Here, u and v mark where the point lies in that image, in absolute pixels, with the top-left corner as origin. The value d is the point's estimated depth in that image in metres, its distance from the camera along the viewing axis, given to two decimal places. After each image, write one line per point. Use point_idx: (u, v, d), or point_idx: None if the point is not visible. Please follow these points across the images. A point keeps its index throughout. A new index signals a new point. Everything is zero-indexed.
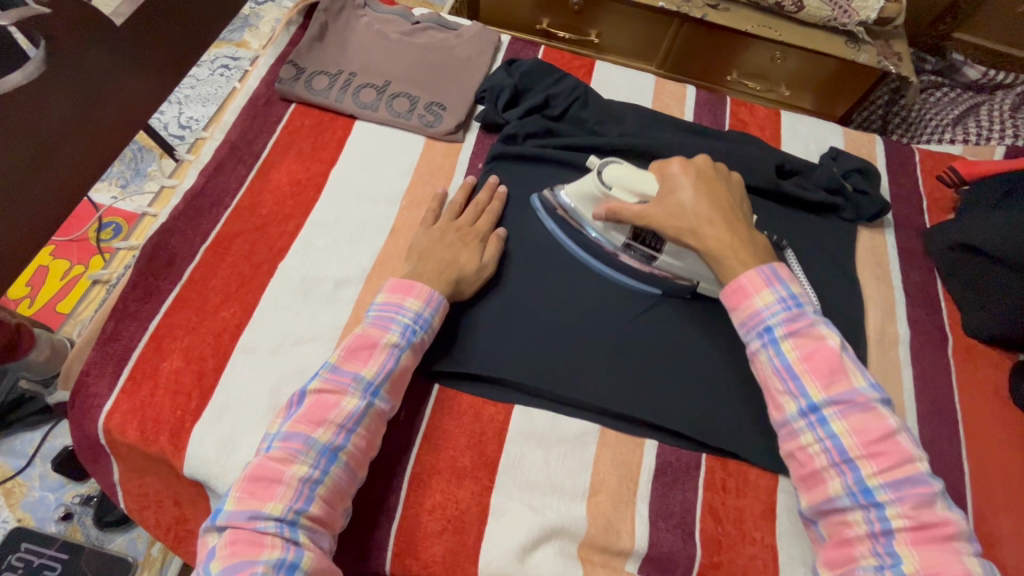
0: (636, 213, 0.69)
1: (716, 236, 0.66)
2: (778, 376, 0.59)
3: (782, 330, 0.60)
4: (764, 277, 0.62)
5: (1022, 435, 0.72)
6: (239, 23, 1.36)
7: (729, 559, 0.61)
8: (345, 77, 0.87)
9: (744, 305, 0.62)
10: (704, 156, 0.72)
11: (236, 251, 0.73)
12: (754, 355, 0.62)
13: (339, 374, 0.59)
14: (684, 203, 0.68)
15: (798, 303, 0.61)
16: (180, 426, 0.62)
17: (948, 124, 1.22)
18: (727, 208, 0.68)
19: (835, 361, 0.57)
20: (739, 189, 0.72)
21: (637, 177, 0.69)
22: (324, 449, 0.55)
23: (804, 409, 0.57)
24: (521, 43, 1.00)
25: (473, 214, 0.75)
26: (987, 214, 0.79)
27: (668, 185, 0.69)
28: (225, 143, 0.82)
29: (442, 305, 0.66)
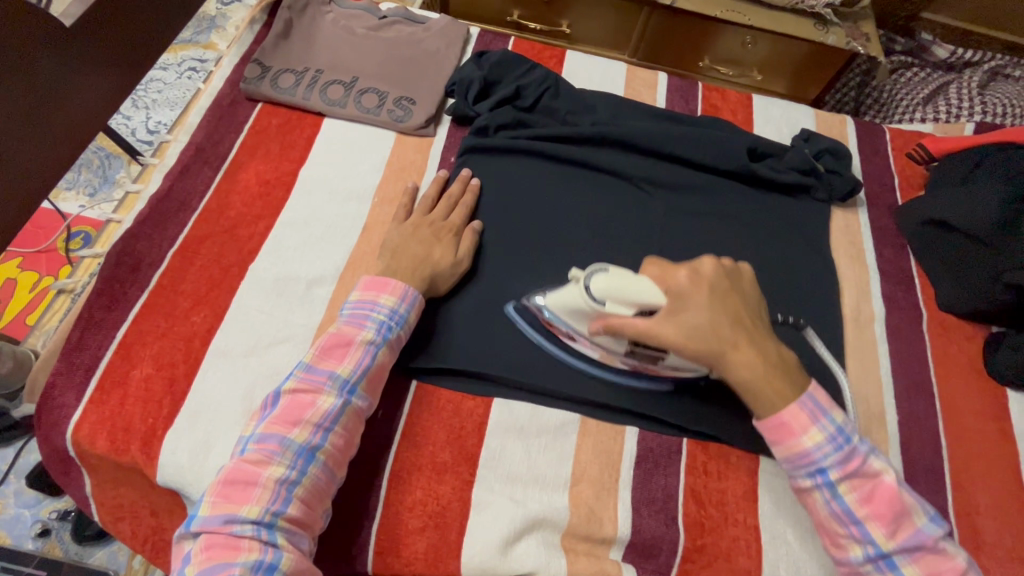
0: (639, 330, 0.59)
1: (748, 363, 0.58)
2: (837, 520, 0.55)
3: (836, 474, 0.55)
4: (809, 412, 0.57)
5: (996, 406, 0.73)
6: (204, 25, 1.33)
7: (712, 542, 0.62)
8: (312, 75, 0.86)
9: (792, 443, 0.57)
10: (712, 261, 0.63)
11: (204, 255, 0.72)
12: (805, 493, 0.57)
13: (313, 373, 0.58)
14: (702, 326, 0.59)
15: (847, 439, 0.56)
16: (152, 434, 0.61)
17: (918, 103, 1.24)
18: (750, 325, 0.61)
19: (897, 503, 0.54)
20: (753, 292, 0.64)
21: (634, 285, 0.60)
22: (301, 449, 0.54)
23: (872, 555, 0.54)
24: (491, 35, 1.00)
25: (446, 207, 0.75)
26: (956, 189, 0.79)
27: (683, 302, 0.60)
28: (190, 145, 0.80)
29: (418, 301, 0.65)
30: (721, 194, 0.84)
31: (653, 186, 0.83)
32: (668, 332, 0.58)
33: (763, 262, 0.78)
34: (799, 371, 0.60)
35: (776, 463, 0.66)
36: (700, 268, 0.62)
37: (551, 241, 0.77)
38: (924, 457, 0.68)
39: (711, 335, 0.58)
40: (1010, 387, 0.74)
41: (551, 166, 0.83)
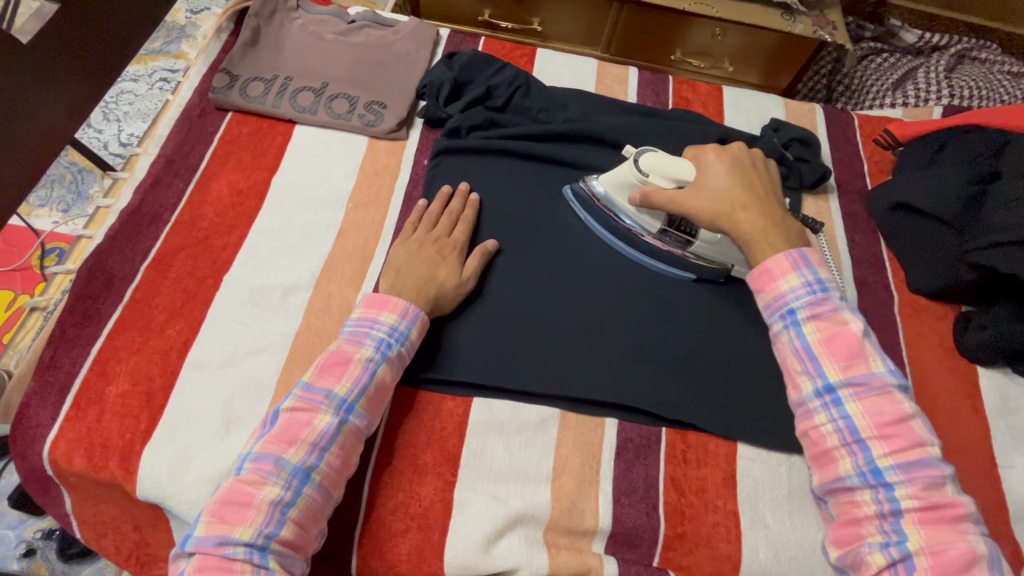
0: (670, 199, 0.69)
1: (751, 221, 0.65)
2: (797, 356, 0.58)
3: (805, 313, 0.59)
4: (791, 261, 0.61)
5: (967, 382, 0.74)
6: (175, 34, 1.32)
7: (692, 528, 0.63)
8: (281, 82, 0.86)
9: (770, 287, 0.61)
10: (742, 144, 0.72)
11: (178, 267, 0.71)
12: (775, 336, 0.61)
13: (312, 392, 0.58)
14: (718, 187, 0.67)
15: (823, 288, 0.60)
16: (130, 449, 0.61)
17: (888, 89, 1.25)
18: (762, 192, 0.68)
19: (856, 346, 0.56)
20: (777, 177, 0.72)
21: (672, 164, 0.70)
22: (296, 470, 0.54)
23: (821, 390, 0.56)
24: (461, 36, 1.00)
25: (449, 223, 0.75)
26: (921, 171, 0.81)
27: (706, 169, 0.69)
28: (160, 157, 0.80)
29: (419, 318, 0.65)
30: None
31: None
32: (686, 197, 0.68)
33: None
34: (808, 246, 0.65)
35: (753, 449, 0.67)
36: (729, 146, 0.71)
37: (526, 239, 0.78)
38: None
39: (722, 194, 0.67)
40: (980, 364, 0.75)
41: (523, 165, 0.84)
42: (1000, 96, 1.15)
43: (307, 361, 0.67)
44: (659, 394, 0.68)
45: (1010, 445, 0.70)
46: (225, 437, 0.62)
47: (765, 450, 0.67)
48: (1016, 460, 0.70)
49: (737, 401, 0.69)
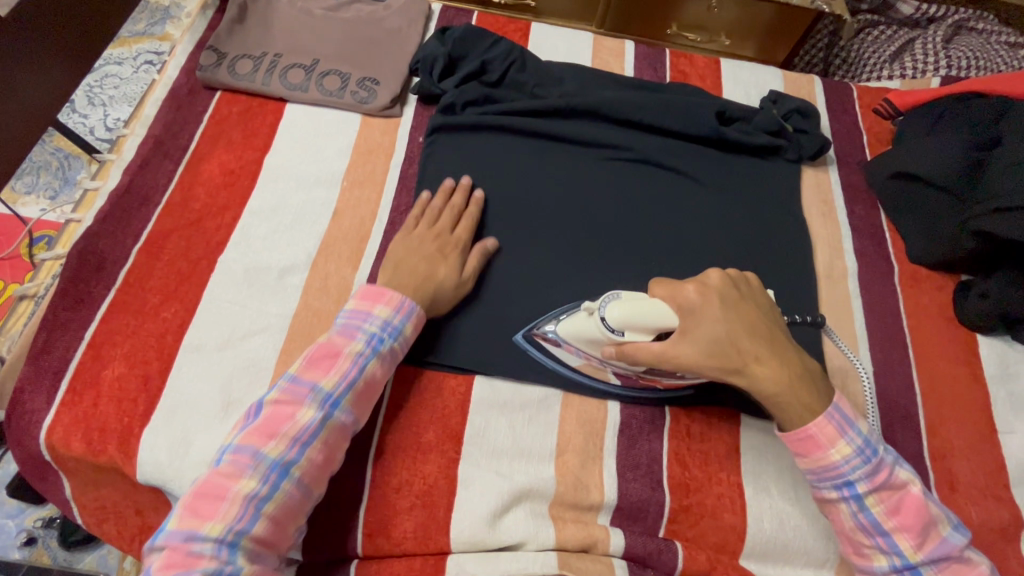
0: (659, 356, 0.59)
1: (771, 375, 0.57)
2: (864, 532, 0.56)
3: (864, 486, 0.56)
4: (837, 425, 0.56)
5: (967, 351, 0.74)
6: (158, 15, 1.28)
7: (698, 500, 0.63)
8: (270, 59, 0.84)
9: (819, 456, 0.57)
10: (718, 271, 0.62)
11: (171, 249, 0.70)
12: (830, 503, 0.58)
13: (297, 385, 0.57)
14: (719, 342, 0.58)
15: (874, 450, 0.56)
16: (128, 433, 0.60)
17: (885, 61, 1.24)
18: (766, 333, 0.59)
19: (925, 515, 0.55)
20: (764, 298, 0.63)
21: (650, 311, 0.58)
22: (274, 464, 0.53)
23: (898, 566, 0.55)
24: (453, 10, 0.97)
25: (451, 221, 0.72)
26: (922, 141, 0.80)
27: (695, 319, 0.58)
28: (149, 138, 0.78)
29: (414, 313, 0.64)
30: (693, 158, 0.84)
31: (623, 154, 0.83)
32: (682, 352, 0.58)
33: (735, 227, 0.79)
34: (825, 379, 0.60)
35: (756, 420, 0.67)
36: (705, 278, 0.61)
37: (524, 216, 0.77)
38: (898, 404, 0.70)
39: (727, 348, 0.58)
40: (980, 332, 0.76)
41: (519, 141, 0.82)
42: (997, 66, 1.14)
43: (306, 342, 0.66)
44: None
45: (1010, 411, 0.71)
46: (225, 419, 0.61)
47: (769, 422, 0.67)
48: (1016, 426, 0.70)
49: None
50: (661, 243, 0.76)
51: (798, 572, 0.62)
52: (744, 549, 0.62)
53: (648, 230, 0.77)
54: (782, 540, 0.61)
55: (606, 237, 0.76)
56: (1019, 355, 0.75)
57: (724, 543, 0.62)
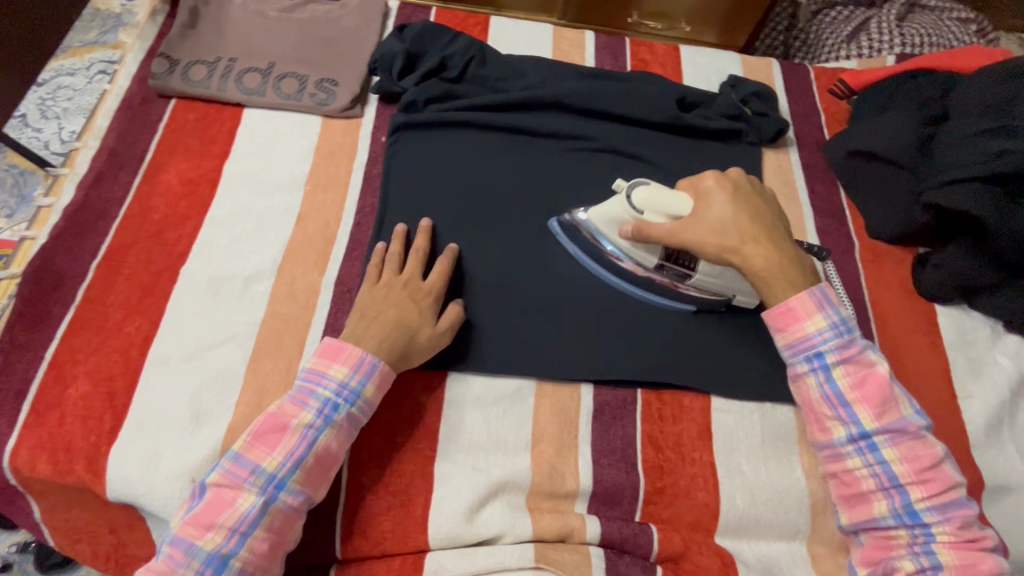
0: (668, 233, 0.65)
1: (762, 256, 0.63)
2: (826, 402, 0.60)
3: (833, 358, 0.60)
4: (815, 301, 0.61)
5: (927, 321, 0.76)
6: (110, 23, 1.25)
7: (671, 482, 0.64)
8: (224, 64, 0.82)
9: (795, 328, 0.61)
10: (738, 170, 0.69)
11: (132, 263, 0.69)
12: (799, 377, 0.62)
13: (238, 466, 0.54)
14: (723, 220, 0.64)
15: (848, 329, 0.60)
16: (96, 451, 0.59)
17: (843, 41, 1.23)
18: (769, 223, 0.66)
19: (886, 390, 0.58)
20: (776, 203, 0.70)
21: (666, 196, 0.65)
22: (210, 557, 0.52)
23: (855, 436, 0.58)
24: (411, 7, 0.97)
25: (421, 268, 0.68)
26: (876, 118, 0.82)
27: (708, 200, 0.66)
28: (102, 150, 0.76)
29: (375, 373, 0.60)
30: (656, 145, 0.85)
31: (587, 145, 0.83)
32: (689, 229, 0.64)
33: None
34: (818, 276, 0.65)
35: (726, 400, 0.68)
36: (725, 173, 0.68)
37: (490, 210, 0.77)
38: None
39: (730, 228, 0.64)
40: (938, 302, 0.78)
41: (483, 135, 0.82)
42: (949, 43, 1.16)
43: (275, 349, 0.65)
44: (635, 356, 0.69)
45: (968, 377, 0.73)
46: (195, 431, 0.60)
47: (739, 401, 0.68)
48: (974, 391, 0.72)
49: (710, 355, 0.70)
50: None
51: (772, 546, 0.63)
52: (719, 526, 0.63)
53: None
54: (754, 514, 0.63)
55: None
56: (975, 322, 0.77)
57: (698, 522, 0.63)
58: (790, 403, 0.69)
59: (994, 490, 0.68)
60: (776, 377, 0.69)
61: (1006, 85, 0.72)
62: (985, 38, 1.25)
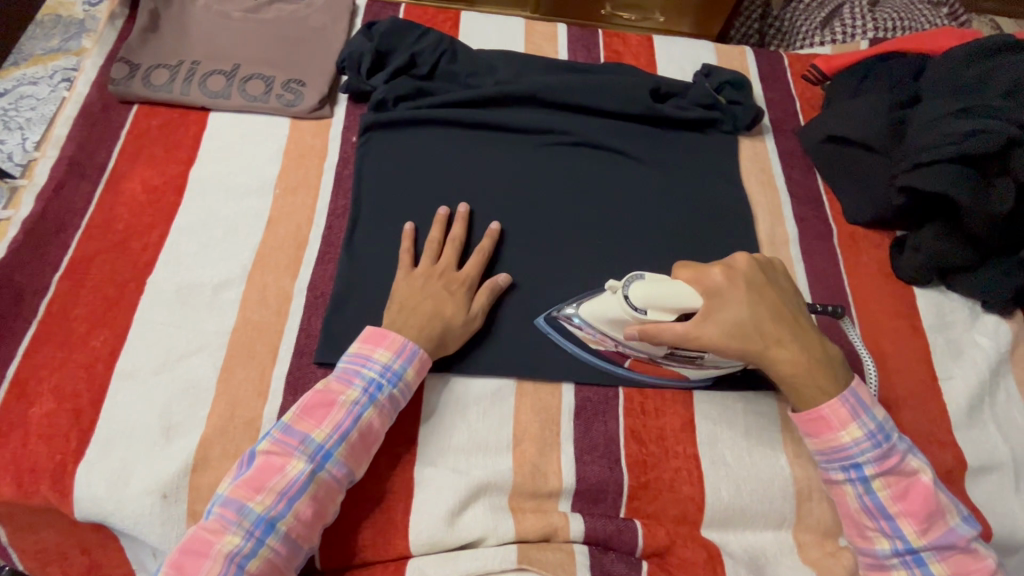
0: (682, 336, 0.59)
1: (790, 359, 0.60)
2: (868, 514, 0.58)
3: (872, 469, 0.58)
4: (850, 407, 0.59)
5: (906, 304, 0.76)
6: (73, 28, 1.15)
7: (655, 476, 0.63)
8: (187, 67, 0.80)
9: (829, 436, 0.59)
10: (745, 255, 0.63)
11: (95, 274, 0.67)
12: (836, 485, 0.60)
13: (289, 435, 0.55)
14: (742, 323, 0.59)
15: (887, 436, 0.58)
16: (62, 470, 0.57)
17: (817, 27, 1.24)
18: (788, 315, 0.61)
19: (931, 502, 0.57)
20: (788, 282, 0.65)
21: (672, 293, 0.59)
22: (259, 519, 0.52)
23: (900, 550, 0.57)
24: (380, 4, 0.95)
25: (452, 254, 0.69)
26: (850, 103, 0.82)
27: (722, 301, 0.60)
28: (62, 159, 0.74)
29: (417, 357, 0.61)
30: (631, 136, 0.84)
31: (562, 139, 0.82)
32: (708, 335, 0.59)
33: (676, 203, 0.79)
34: (842, 361, 0.62)
35: (708, 391, 0.68)
36: (732, 262, 0.62)
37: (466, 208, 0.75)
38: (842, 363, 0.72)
39: (752, 330, 0.60)
40: (916, 285, 0.78)
41: (455, 132, 0.81)
42: (921, 26, 1.17)
43: (247, 358, 0.64)
44: None
45: (948, 359, 0.73)
46: (166, 445, 0.59)
47: (721, 392, 0.68)
48: (954, 372, 0.73)
49: None
50: (604, 224, 0.77)
51: (758, 536, 0.63)
52: (704, 518, 0.62)
53: (591, 212, 0.77)
54: (739, 506, 0.62)
55: (549, 222, 0.76)
56: (954, 303, 0.77)
57: (684, 515, 0.62)
58: (772, 391, 0.68)
59: (977, 470, 0.68)
60: (757, 366, 0.69)
61: (974, 67, 0.73)
62: (957, 20, 1.26)
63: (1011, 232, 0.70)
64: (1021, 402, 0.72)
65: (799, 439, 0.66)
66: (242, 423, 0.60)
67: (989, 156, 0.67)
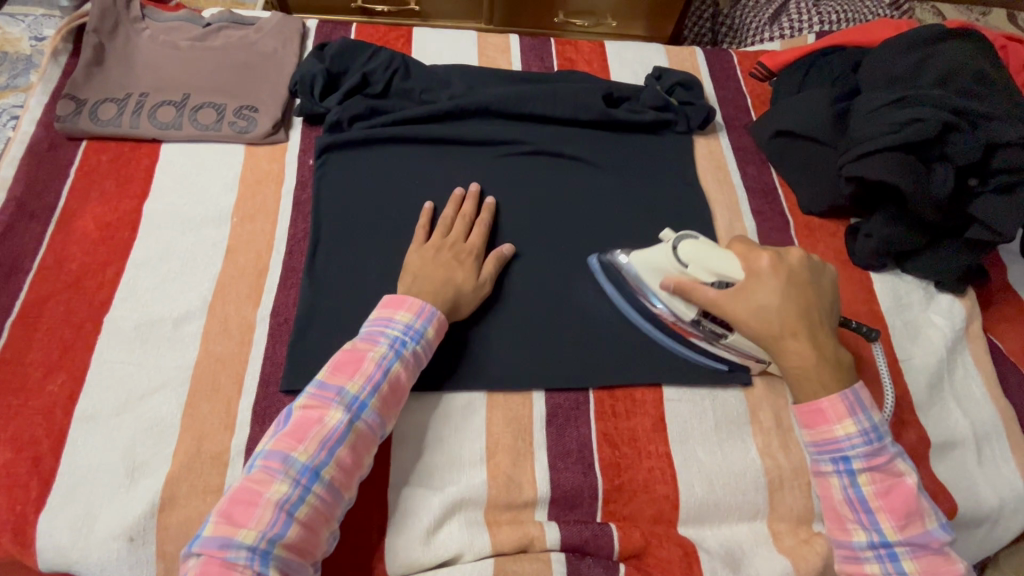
0: (709, 297, 0.63)
1: (799, 352, 0.60)
2: (850, 506, 0.58)
3: (860, 463, 0.58)
4: (847, 404, 0.59)
5: (866, 289, 0.78)
6: (20, 65, 1.04)
7: (629, 478, 0.64)
8: (135, 100, 0.79)
9: (823, 428, 0.59)
10: (797, 252, 0.65)
11: (50, 317, 0.66)
12: (822, 476, 0.60)
13: (324, 390, 0.56)
14: (767, 307, 0.61)
15: (879, 436, 0.58)
16: (22, 521, 0.55)
17: (766, 23, 1.27)
18: (817, 317, 0.62)
19: (912, 503, 0.57)
20: (834, 291, 0.65)
21: (715, 256, 0.64)
22: (304, 468, 0.53)
23: (876, 543, 0.57)
24: (331, 25, 0.95)
25: (463, 229, 0.72)
26: (795, 97, 0.84)
27: (760, 282, 0.62)
28: (10, 202, 0.73)
29: (436, 317, 0.63)
30: (588, 142, 0.85)
31: (519, 148, 0.83)
32: (734, 306, 0.62)
33: (636, 205, 0.80)
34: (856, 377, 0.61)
35: (677, 389, 0.69)
36: (784, 255, 0.64)
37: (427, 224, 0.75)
38: None
39: (772, 317, 0.61)
40: (872, 270, 0.79)
41: (413, 149, 0.81)
42: (864, 17, 1.21)
43: (211, 391, 0.63)
44: (584, 355, 0.69)
45: (907, 340, 0.75)
46: (131, 486, 0.58)
47: (689, 388, 0.69)
48: (913, 352, 0.74)
49: (658, 346, 0.70)
50: (564, 229, 0.77)
51: (734, 529, 0.64)
52: (680, 516, 0.63)
53: (551, 220, 0.78)
54: (713, 500, 0.63)
55: (511, 233, 0.76)
56: (910, 285, 0.79)
57: (659, 514, 0.63)
58: (739, 384, 0.69)
59: (941, 447, 0.69)
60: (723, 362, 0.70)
61: (908, 57, 0.77)
62: (900, 9, 1.30)
63: (956, 214, 0.73)
64: (979, 377, 0.74)
65: (767, 429, 0.67)
66: (209, 457, 0.59)
67: (927, 142, 0.70)
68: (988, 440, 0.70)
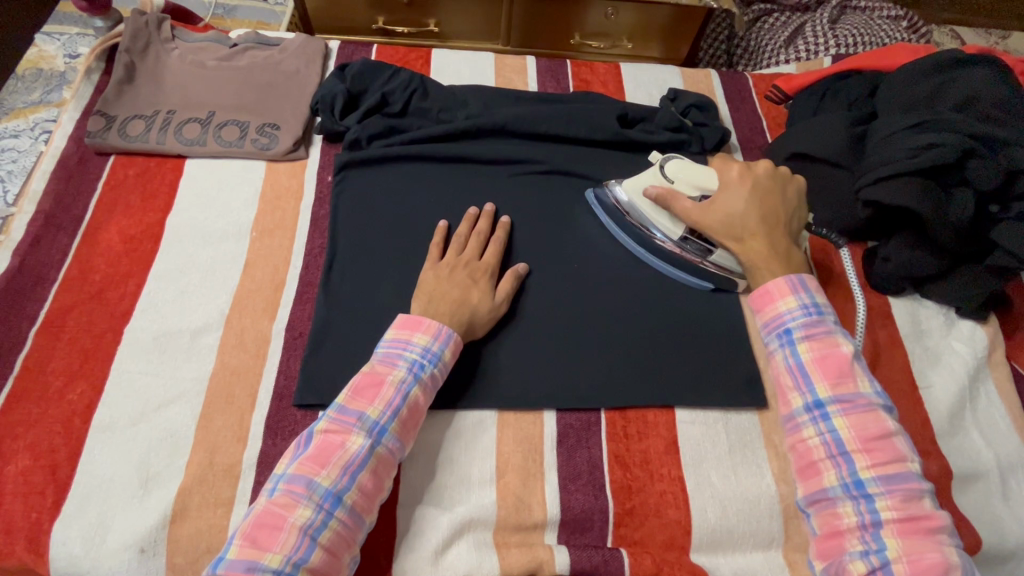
0: (687, 210, 0.72)
1: (756, 247, 0.68)
2: (790, 373, 0.61)
3: (800, 333, 0.61)
4: (790, 285, 0.64)
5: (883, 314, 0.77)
6: (54, 81, 1.08)
7: (640, 502, 0.63)
8: (163, 117, 0.82)
9: (769, 308, 0.64)
10: (764, 163, 0.73)
11: (72, 326, 0.67)
12: (770, 354, 0.64)
13: (344, 414, 0.57)
14: (732, 209, 0.70)
15: (819, 311, 0.62)
16: (37, 529, 0.56)
17: (782, 45, 1.29)
18: (774, 221, 0.70)
19: (845, 366, 0.59)
20: (797, 202, 0.73)
21: (697, 172, 0.74)
22: (327, 493, 0.53)
23: (810, 405, 0.59)
24: (353, 46, 0.98)
25: (477, 246, 0.72)
26: (812, 120, 0.84)
27: (727, 190, 0.72)
28: (39, 214, 0.75)
29: (452, 339, 0.63)
30: (603, 161, 0.86)
31: (535, 167, 0.84)
32: (706, 214, 0.71)
33: None
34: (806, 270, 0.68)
35: (690, 411, 0.68)
36: (754, 167, 0.73)
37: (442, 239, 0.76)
38: None
39: (737, 219, 0.70)
40: (891, 294, 0.78)
41: (430, 166, 0.82)
42: (882, 40, 1.20)
43: (225, 403, 0.64)
44: (596, 373, 0.69)
45: (927, 366, 0.74)
46: (144, 497, 0.58)
47: (702, 411, 0.68)
48: (933, 379, 0.73)
49: (670, 366, 0.70)
50: (576, 248, 0.78)
51: (748, 558, 0.62)
52: (693, 542, 0.62)
53: (565, 239, 0.78)
54: (726, 527, 0.62)
55: (525, 251, 0.76)
56: (929, 311, 0.78)
57: (671, 540, 0.62)
58: (752, 408, 0.68)
59: (962, 478, 0.67)
60: (737, 385, 0.69)
61: (926, 82, 0.77)
62: (917, 32, 1.30)
63: (977, 239, 0.72)
64: (1002, 406, 0.72)
65: (782, 454, 0.66)
66: (221, 470, 0.60)
67: (947, 167, 0.69)
68: (1012, 472, 0.68)
